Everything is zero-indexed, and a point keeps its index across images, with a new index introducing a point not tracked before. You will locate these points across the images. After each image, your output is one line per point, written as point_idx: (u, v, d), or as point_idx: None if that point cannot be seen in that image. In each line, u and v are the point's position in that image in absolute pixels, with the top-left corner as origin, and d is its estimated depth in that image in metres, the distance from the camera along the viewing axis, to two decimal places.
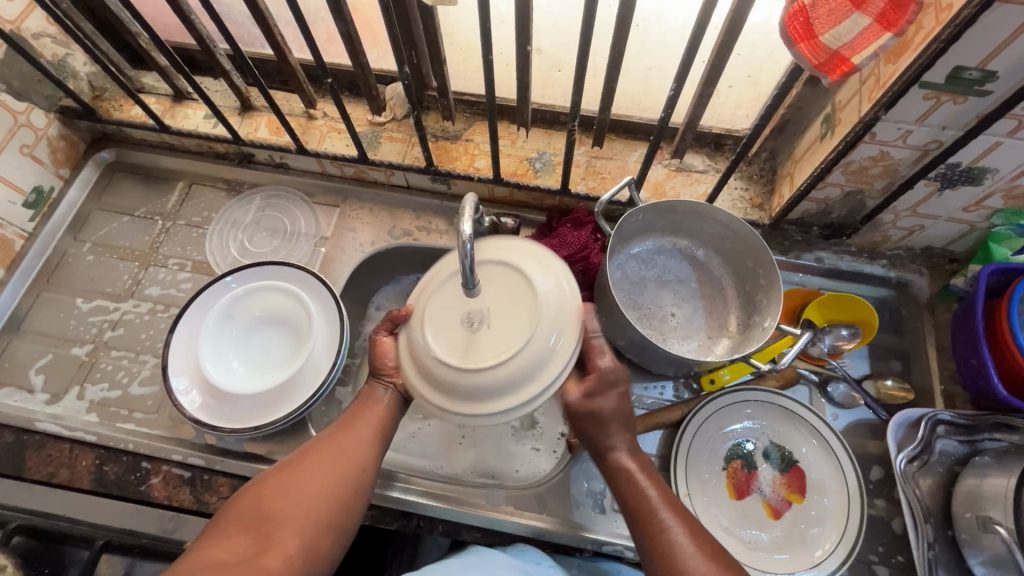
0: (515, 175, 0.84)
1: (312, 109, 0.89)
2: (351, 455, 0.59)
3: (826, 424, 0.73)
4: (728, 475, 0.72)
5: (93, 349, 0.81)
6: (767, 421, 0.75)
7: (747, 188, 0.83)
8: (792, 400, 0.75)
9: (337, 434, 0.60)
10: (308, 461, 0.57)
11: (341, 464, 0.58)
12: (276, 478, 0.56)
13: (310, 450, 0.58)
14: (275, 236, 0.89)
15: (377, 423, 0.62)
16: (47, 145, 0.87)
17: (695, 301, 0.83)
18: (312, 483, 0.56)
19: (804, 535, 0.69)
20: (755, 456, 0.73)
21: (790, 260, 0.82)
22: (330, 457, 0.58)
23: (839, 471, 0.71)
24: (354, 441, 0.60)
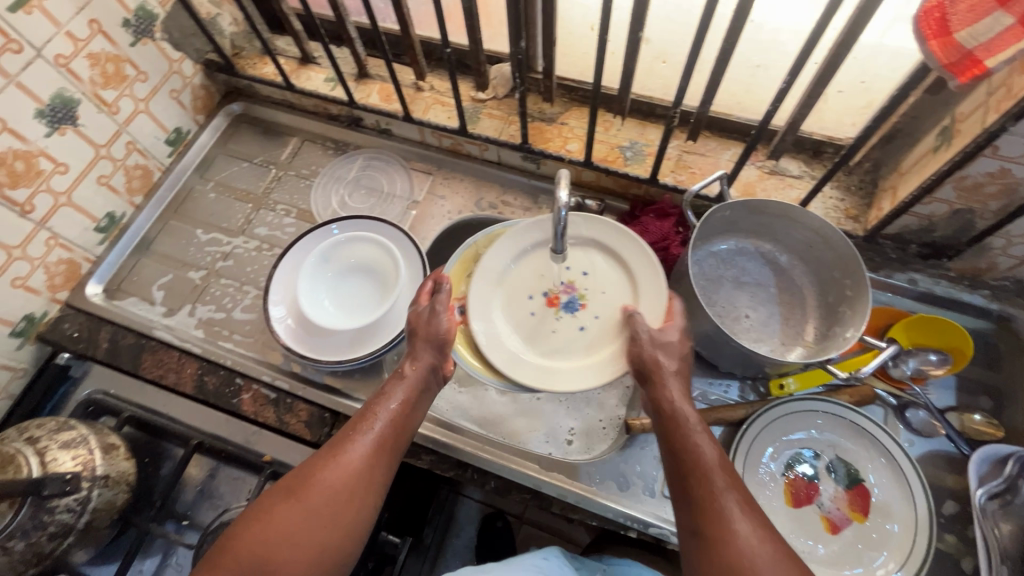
0: (605, 161, 0.86)
1: (421, 81, 0.96)
2: (362, 481, 0.55)
3: (899, 444, 0.70)
4: (787, 483, 0.71)
5: (205, 275, 0.91)
6: (834, 434, 0.73)
7: (843, 199, 0.81)
8: (865, 418, 0.72)
9: (342, 454, 0.56)
10: (313, 487, 0.54)
11: (350, 488, 0.54)
12: (283, 509, 0.53)
13: (315, 473, 0.54)
14: (372, 195, 0.96)
15: (392, 424, 0.59)
16: (190, 92, 0.98)
17: (771, 305, 0.82)
18: (317, 513, 0.53)
19: (862, 556, 0.67)
20: (817, 469, 0.71)
21: (880, 277, 0.79)
22: (342, 484, 0.54)
23: (908, 496, 0.68)
24: (364, 460, 0.56)
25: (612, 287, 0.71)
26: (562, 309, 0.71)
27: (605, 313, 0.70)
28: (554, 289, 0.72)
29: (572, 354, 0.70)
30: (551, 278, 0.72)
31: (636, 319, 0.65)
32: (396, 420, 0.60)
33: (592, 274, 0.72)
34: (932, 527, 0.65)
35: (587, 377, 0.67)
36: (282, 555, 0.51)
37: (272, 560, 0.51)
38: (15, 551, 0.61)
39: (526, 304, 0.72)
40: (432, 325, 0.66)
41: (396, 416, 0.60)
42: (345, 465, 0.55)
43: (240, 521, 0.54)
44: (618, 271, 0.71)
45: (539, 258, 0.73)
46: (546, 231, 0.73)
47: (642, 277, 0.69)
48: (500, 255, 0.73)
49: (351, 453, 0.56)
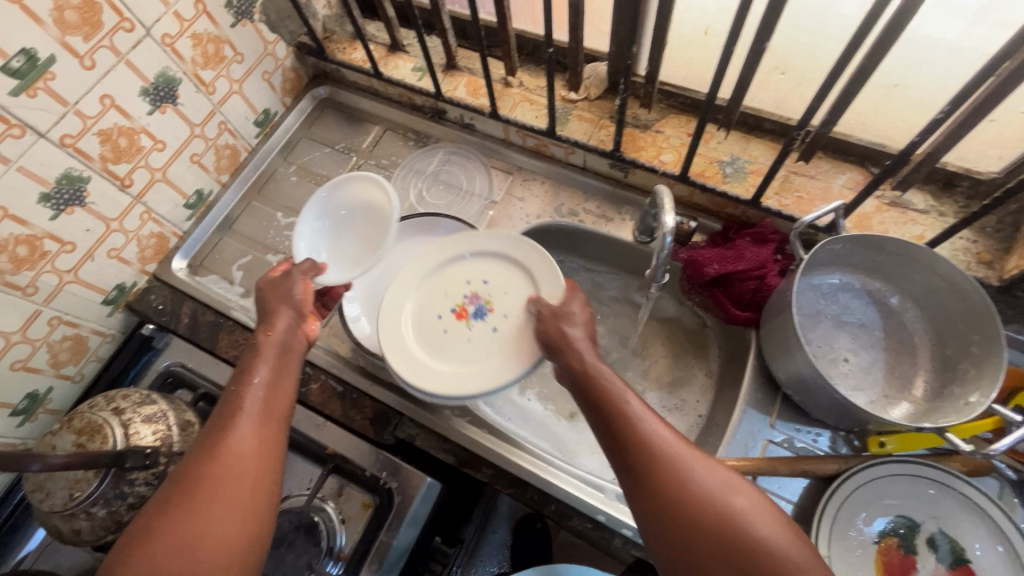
0: (702, 176, 0.80)
1: (511, 76, 0.92)
2: (258, 438, 0.54)
3: (1018, 529, 0.61)
4: (879, 551, 0.64)
5: (282, 259, 0.92)
6: (940, 503, 0.65)
7: (976, 241, 0.72)
8: (982, 493, 0.64)
9: (227, 423, 0.54)
10: (208, 463, 0.51)
11: (248, 447, 0.53)
12: (184, 496, 0.49)
13: (207, 455, 0.51)
14: (450, 191, 0.94)
15: (270, 382, 0.59)
16: (281, 75, 0.98)
17: (875, 351, 0.74)
18: (221, 478, 0.50)
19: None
20: (916, 540, 0.64)
21: (1012, 333, 0.69)
22: (237, 445, 0.52)
23: None
24: (255, 421, 0.55)
25: (513, 285, 0.71)
26: (470, 319, 0.70)
27: (510, 312, 0.69)
28: (460, 303, 0.72)
29: (479, 357, 0.67)
30: (455, 294, 0.72)
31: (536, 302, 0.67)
32: (275, 390, 0.58)
33: (488, 279, 0.72)
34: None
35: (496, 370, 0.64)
36: (207, 531, 0.48)
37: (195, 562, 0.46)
38: (97, 517, 0.64)
39: (437, 323, 0.70)
40: (285, 289, 0.68)
41: (273, 387, 0.58)
42: (235, 430, 0.53)
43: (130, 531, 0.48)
44: (513, 269, 0.72)
45: (440, 278, 0.74)
46: (451, 247, 0.75)
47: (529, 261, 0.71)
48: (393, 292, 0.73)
49: (235, 435, 0.53)
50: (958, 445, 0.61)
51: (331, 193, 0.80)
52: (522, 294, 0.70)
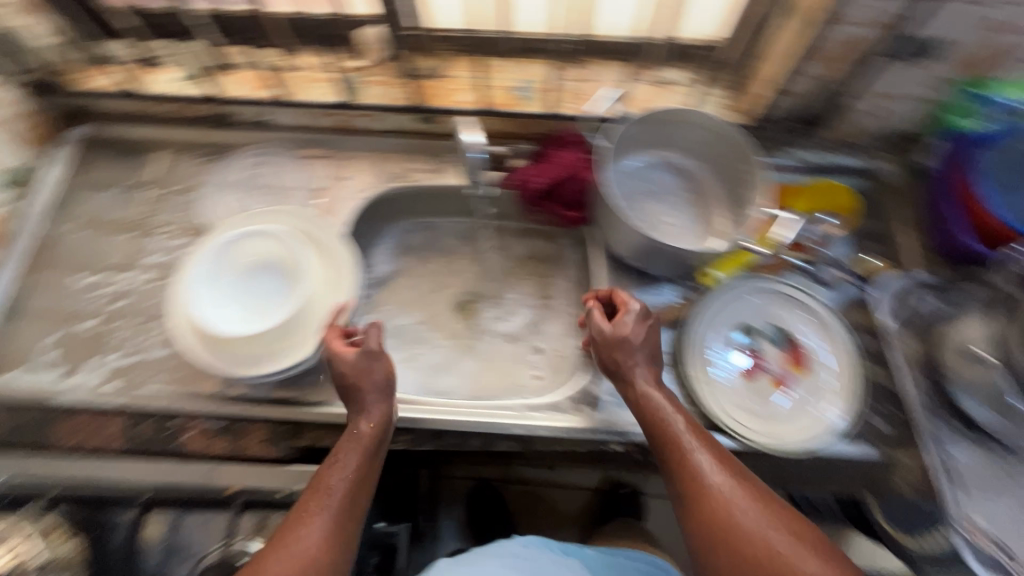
0: (505, 106, 0.87)
1: (291, 60, 0.89)
2: (327, 543, 0.55)
3: (818, 301, 0.80)
4: (735, 358, 0.78)
5: (103, 321, 0.81)
6: (764, 305, 0.81)
7: (726, 94, 0.87)
8: (785, 283, 0.81)
9: (305, 520, 0.55)
10: (279, 549, 0.53)
11: (320, 545, 0.54)
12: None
13: (281, 543, 0.54)
14: (270, 192, 0.90)
15: (349, 490, 0.59)
16: (21, 123, 0.85)
17: (686, 208, 0.87)
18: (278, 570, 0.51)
19: (810, 402, 0.74)
20: (758, 339, 0.79)
21: (773, 159, 0.87)
22: (310, 546, 0.54)
23: (832, 341, 0.77)
24: (327, 523, 0.56)
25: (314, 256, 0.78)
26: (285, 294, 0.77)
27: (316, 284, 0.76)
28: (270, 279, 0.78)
29: (290, 331, 0.73)
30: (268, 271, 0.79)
31: (595, 316, 0.70)
32: (359, 483, 0.60)
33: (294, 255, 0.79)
34: (858, 359, 0.75)
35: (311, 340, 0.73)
36: None
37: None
38: None
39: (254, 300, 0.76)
40: (365, 373, 0.65)
41: (359, 483, 0.60)
42: (309, 527, 0.55)
43: None
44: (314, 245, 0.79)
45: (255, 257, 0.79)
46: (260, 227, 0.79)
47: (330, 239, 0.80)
48: (213, 277, 0.75)
49: (303, 528, 0.55)
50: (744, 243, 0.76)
51: (234, 242, 0.77)
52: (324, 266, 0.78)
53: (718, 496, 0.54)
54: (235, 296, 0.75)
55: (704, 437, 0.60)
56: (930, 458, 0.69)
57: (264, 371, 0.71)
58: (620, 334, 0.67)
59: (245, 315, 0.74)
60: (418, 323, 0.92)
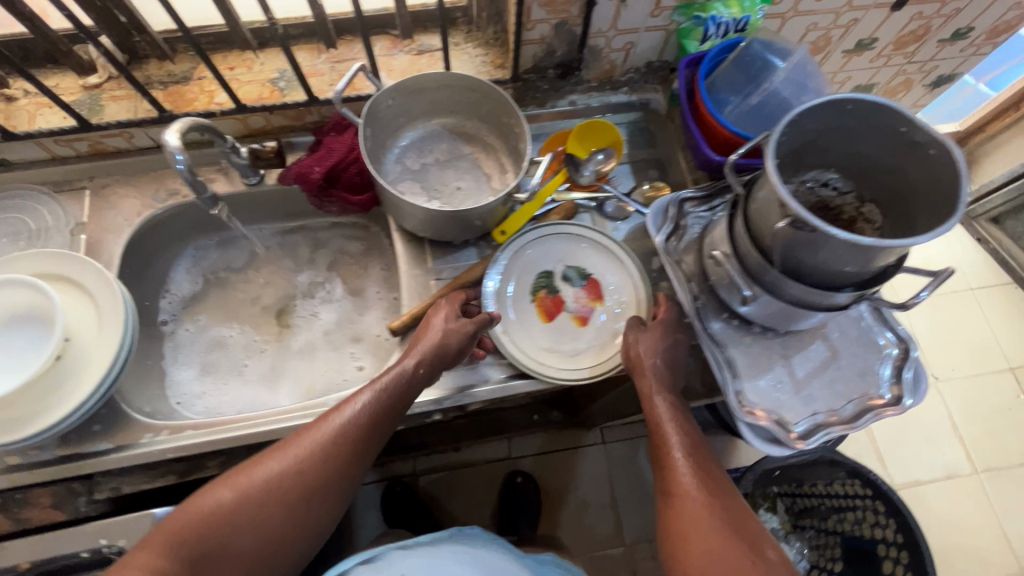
0: (261, 99, 0.82)
1: (9, 89, 0.79)
2: (312, 488, 0.63)
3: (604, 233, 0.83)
4: (537, 304, 0.80)
5: None
6: (559, 249, 0.83)
7: (487, 53, 0.87)
8: (575, 226, 0.83)
9: (305, 452, 0.63)
10: (267, 471, 0.62)
11: (299, 484, 0.62)
12: (240, 489, 0.61)
13: (273, 464, 0.63)
14: (18, 238, 0.80)
15: (354, 444, 0.65)
16: None
17: (475, 170, 0.89)
18: (263, 493, 0.61)
19: (608, 334, 0.79)
20: (556, 283, 0.81)
21: (549, 109, 0.90)
22: (295, 487, 0.62)
23: (623, 269, 0.82)
24: (321, 467, 0.63)
25: (74, 302, 0.72)
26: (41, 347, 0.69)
27: (82, 332, 0.70)
28: (20, 334, 0.69)
29: (53, 387, 0.67)
30: (14, 326, 0.69)
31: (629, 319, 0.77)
32: (371, 418, 0.66)
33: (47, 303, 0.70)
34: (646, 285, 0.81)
35: (81, 391, 0.67)
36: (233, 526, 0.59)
37: (220, 529, 0.59)
38: None
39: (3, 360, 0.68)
40: (430, 342, 0.70)
41: (369, 423, 0.66)
42: (298, 471, 0.62)
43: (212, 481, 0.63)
44: (75, 291, 0.73)
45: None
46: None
47: (91, 282, 0.72)
48: None
49: (317, 439, 0.64)
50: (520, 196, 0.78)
51: None
52: (89, 312, 0.71)
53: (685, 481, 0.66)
54: None
55: (697, 451, 0.69)
56: (712, 359, 0.73)
57: (22, 436, 0.65)
58: (640, 343, 0.74)
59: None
60: (236, 338, 0.89)
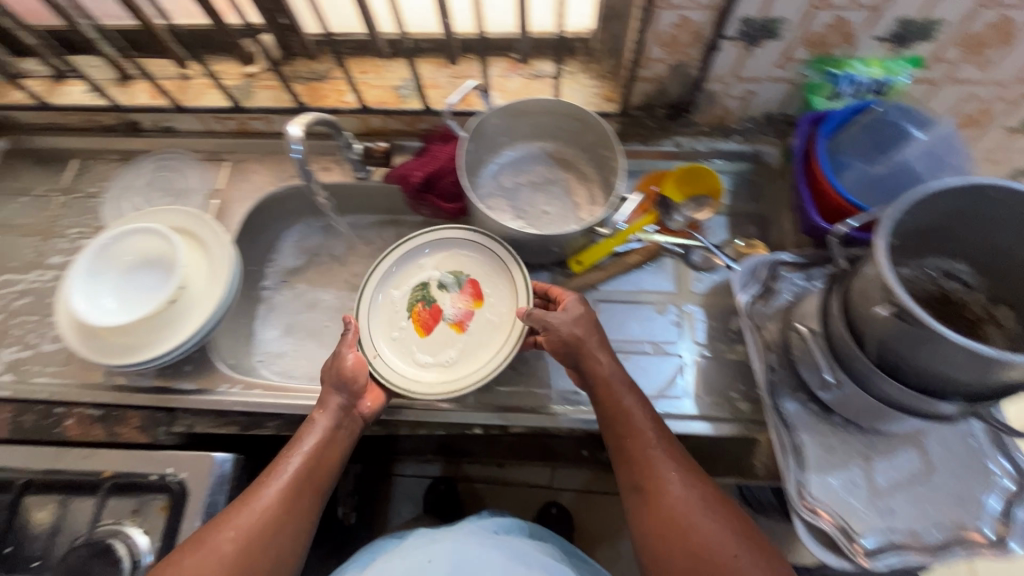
0: (383, 103, 0.89)
1: (186, 70, 0.93)
2: (275, 526, 0.61)
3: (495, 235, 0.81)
4: (414, 319, 0.81)
5: (3, 319, 0.85)
6: (476, 257, 0.83)
7: (599, 85, 0.88)
8: (453, 230, 0.84)
9: (259, 495, 0.62)
10: (220, 531, 0.60)
11: (258, 522, 0.61)
12: (193, 559, 0.58)
13: (226, 521, 0.61)
14: (168, 194, 0.93)
15: (311, 467, 0.66)
16: None
17: (565, 197, 0.89)
18: (217, 551, 0.58)
19: (485, 337, 0.79)
20: (432, 293, 0.83)
21: (650, 146, 0.88)
22: (252, 524, 0.60)
23: (505, 272, 0.81)
24: (276, 504, 0.62)
25: (196, 256, 0.81)
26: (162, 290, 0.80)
27: (195, 283, 0.79)
28: (151, 276, 0.81)
29: (161, 326, 0.76)
30: (149, 267, 0.81)
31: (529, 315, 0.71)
32: (316, 462, 0.66)
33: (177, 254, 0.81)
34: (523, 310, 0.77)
35: (181, 334, 0.76)
36: None
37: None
38: None
39: (132, 295, 0.79)
40: (338, 366, 0.71)
41: (315, 461, 0.66)
42: (257, 509, 0.61)
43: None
44: (199, 247, 0.82)
45: (138, 255, 0.81)
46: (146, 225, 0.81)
47: (213, 242, 0.82)
48: (89, 275, 0.78)
49: (266, 500, 0.62)
50: (600, 231, 0.78)
51: (114, 242, 0.79)
52: (205, 268, 0.81)
53: (669, 485, 0.60)
54: (116, 291, 0.79)
55: (667, 450, 0.63)
56: (778, 441, 0.66)
57: (131, 362, 0.75)
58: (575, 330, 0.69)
59: (123, 308, 0.78)
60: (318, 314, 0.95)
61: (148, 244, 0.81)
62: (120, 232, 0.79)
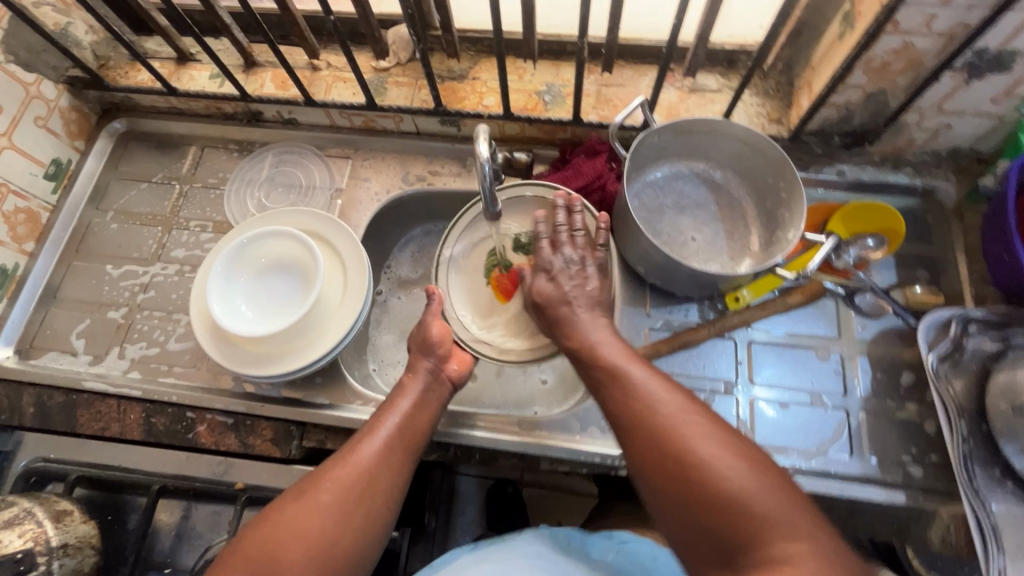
0: (525, 109, 0.83)
1: (316, 60, 0.89)
2: (372, 478, 0.59)
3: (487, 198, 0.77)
4: (494, 285, 0.79)
5: (127, 312, 0.83)
6: (554, 214, 0.77)
7: (764, 104, 0.80)
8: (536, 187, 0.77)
9: (358, 449, 0.60)
10: (320, 481, 0.57)
11: (354, 473, 0.58)
12: (294, 509, 0.55)
13: (325, 472, 0.58)
14: (291, 191, 0.89)
15: (406, 425, 0.64)
16: (60, 117, 0.87)
17: (715, 223, 0.82)
18: (321, 498, 0.56)
19: None
20: (508, 256, 0.79)
21: (811, 175, 0.80)
22: (352, 477, 0.58)
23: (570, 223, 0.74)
24: (375, 455, 0.60)
25: (331, 263, 0.78)
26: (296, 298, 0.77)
27: (333, 293, 0.76)
28: (283, 282, 0.78)
29: (300, 338, 0.74)
30: (281, 272, 0.78)
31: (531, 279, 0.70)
32: (411, 420, 0.64)
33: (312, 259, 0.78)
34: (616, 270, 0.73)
35: (320, 347, 0.74)
36: (297, 549, 0.52)
37: (284, 553, 0.52)
38: None
39: (265, 301, 0.77)
40: (423, 336, 0.71)
41: (411, 418, 0.64)
42: (358, 461, 0.59)
43: (251, 523, 0.56)
44: (332, 253, 0.79)
45: (270, 258, 0.77)
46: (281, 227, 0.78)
47: (349, 249, 0.78)
48: (223, 278, 0.74)
49: (365, 452, 0.60)
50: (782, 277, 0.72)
51: (248, 243, 0.75)
52: (341, 276, 0.78)
53: (641, 390, 0.56)
54: (249, 296, 0.76)
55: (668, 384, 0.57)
56: (975, 521, 0.61)
57: (271, 374, 0.72)
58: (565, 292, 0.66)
59: (258, 316, 0.76)
60: None
61: (282, 249, 0.77)
62: (254, 234, 0.75)
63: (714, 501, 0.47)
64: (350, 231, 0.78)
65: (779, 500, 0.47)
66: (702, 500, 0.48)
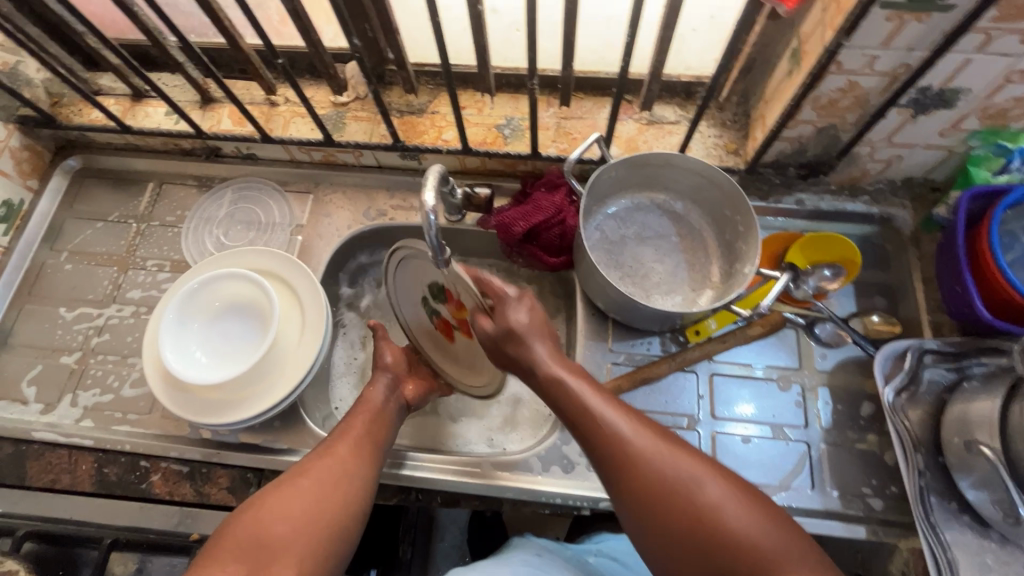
0: (484, 144, 0.83)
1: (273, 95, 0.88)
2: (347, 480, 0.59)
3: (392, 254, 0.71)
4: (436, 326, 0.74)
5: (82, 357, 0.81)
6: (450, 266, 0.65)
7: (721, 135, 0.81)
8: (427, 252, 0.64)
9: (333, 449, 0.61)
10: (296, 484, 0.57)
11: (336, 475, 0.59)
12: (271, 505, 0.54)
13: (305, 470, 0.59)
14: (251, 228, 0.88)
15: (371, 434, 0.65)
16: (11, 157, 0.85)
17: (676, 254, 0.82)
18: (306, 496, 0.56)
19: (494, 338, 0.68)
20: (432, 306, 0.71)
21: (770, 205, 0.81)
22: (332, 476, 0.58)
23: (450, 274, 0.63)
24: (351, 454, 0.61)
25: (290, 304, 0.77)
26: (255, 342, 0.76)
27: (290, 335, 0.75)
28: (240, 325, 0.76)
29: (256, 383, 0.72)
30: (238, 315, 0.76)
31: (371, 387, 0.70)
32: (376, 429, 0.66)
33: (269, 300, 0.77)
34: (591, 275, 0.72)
35: (277, 392, 0.72)
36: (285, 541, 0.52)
37: (270, 535, 0.52)
38: None
39: (222, 345, 0.75)
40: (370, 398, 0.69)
41: (376, 425, 0.66)
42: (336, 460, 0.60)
43: (226, 525, 0.54)
44: (290, 294, 0.78)
45: (225, 301, 0.76)
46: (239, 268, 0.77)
47: (306, 289, 0.77)
48: (176, 323, 0.72)
49: (341, 453, 0.61)
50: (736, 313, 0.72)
51: (202, 287, 0.74)
52: (299, 317, 0.76)
53: (620, 434, 0.53)
54: (205, 343, 0.75)
55: (640, 418, 0.55)
56: (931, 556, 0.61)
57: (226, 422, 0.70)
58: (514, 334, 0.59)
59: (215, 362, 0.74)
60: None
61: (237, 291, 0.76)
62: (208, 276, 0.74)
63: (708, 529, 0.48)
64: (307, 270, 0.77)
65: (766, 527, 0.48)
66: (700, 540, 0.48)
